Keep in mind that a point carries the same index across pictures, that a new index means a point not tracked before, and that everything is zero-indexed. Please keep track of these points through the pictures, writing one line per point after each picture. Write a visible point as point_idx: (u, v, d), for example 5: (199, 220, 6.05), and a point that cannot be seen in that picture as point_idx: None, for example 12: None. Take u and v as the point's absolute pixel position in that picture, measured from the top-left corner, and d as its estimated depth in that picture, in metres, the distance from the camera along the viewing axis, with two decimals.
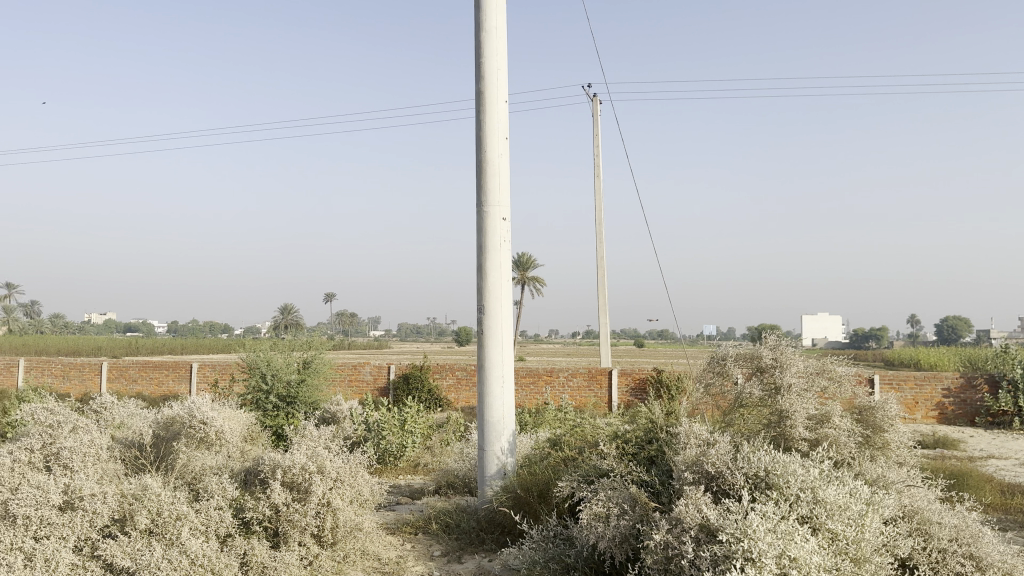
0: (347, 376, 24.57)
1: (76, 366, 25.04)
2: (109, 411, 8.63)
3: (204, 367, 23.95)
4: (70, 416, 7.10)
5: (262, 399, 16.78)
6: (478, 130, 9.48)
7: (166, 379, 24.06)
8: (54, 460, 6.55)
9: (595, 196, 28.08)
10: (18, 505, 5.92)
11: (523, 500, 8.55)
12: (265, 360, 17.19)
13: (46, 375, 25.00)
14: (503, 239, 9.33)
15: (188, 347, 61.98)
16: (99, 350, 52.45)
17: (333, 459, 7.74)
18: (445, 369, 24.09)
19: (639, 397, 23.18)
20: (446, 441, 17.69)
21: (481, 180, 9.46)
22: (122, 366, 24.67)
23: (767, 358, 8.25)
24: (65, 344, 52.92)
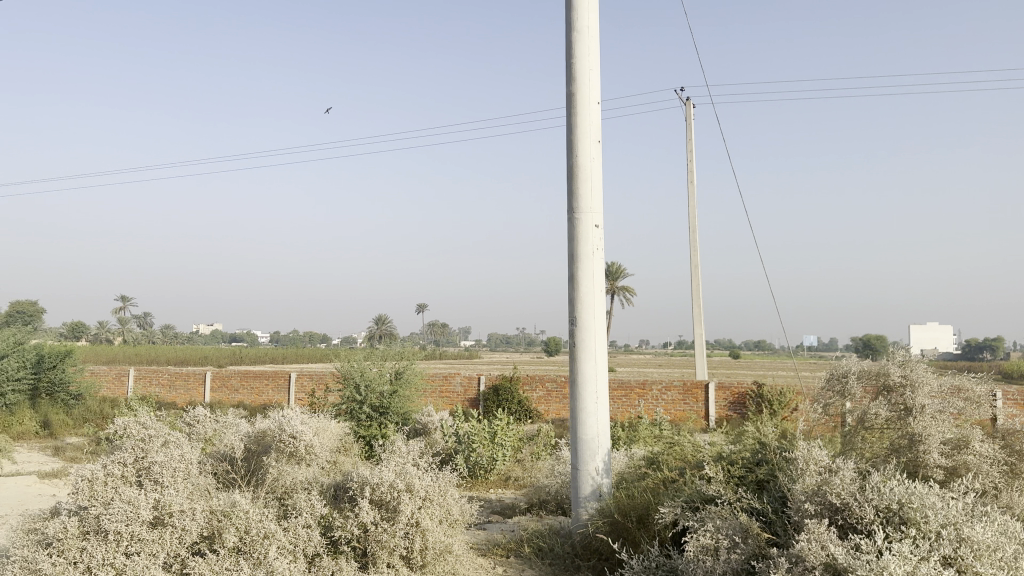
0: (438, 387, 24.55)
1: (182, 376, 26.01)
2: (202, 422, 8.64)
3: (301, 377, 24.43)
4: (162, 430, 7.05)
5: (355, 409, 16.85)
6: (569, 133, 9.06)
7: (266, 389, 24.67)
8: (146, 475, 6.50)
9: (689, 203, 27.20)
10: (110, 521, 5.84)
11: (622, 526, 8.05)
12: (359, 371, 17.32)
13: (155, 384, 26.06)
14: (595, 247, 8.85)
15: (286, 357, 63.90)
16: (206, 360, 55.06)
17: (423, 477, 7.44)
18: (535, 381, 23.73)
19: (739, 412, 22.15)
20: (538, 455, 17.28)
21: (572, 186, 9.02)
22: (225, 375, 25.46)
23: (895, 376, 7.50)
24: (175, 354, 55.71)
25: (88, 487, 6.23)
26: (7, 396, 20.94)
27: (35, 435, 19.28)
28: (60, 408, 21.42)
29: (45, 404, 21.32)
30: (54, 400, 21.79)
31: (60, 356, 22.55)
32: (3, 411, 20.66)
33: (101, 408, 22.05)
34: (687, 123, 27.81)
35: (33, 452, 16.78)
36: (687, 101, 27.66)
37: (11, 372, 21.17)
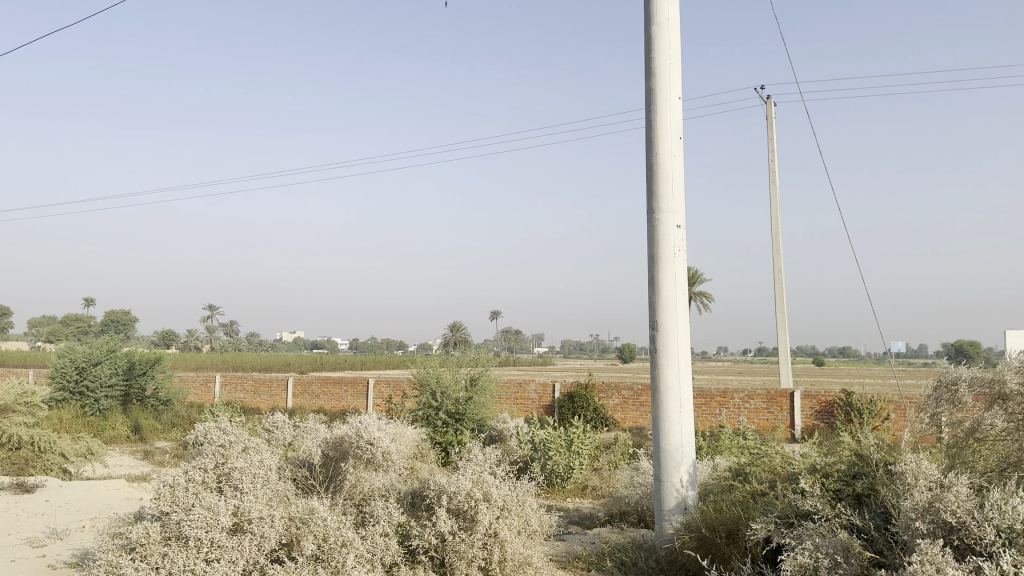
0: (513, 394, 24.38)
1: (265, 382, 26.68)
2: (280, 429, 8.66)
3: (379, 383, 24.70)
4: (241, 436, 7.04)
5: (432, 415, 16.86)
6: (648, 132, 8.73)
7: (345, 395, 25.05)
8: (226, 482, 6.50)
9: (771, 205, 26.31)
10: (191, 528, 5.84)
11: (710, 541, 7.67)
12: (435, 378, 17.33)
13: (240, 390, 26.79)
14: (677, 248, 8.48)
15: (366, 363, 64.95)
16: (288, 365, 56.71)
17: (502, 486, 7.22)
18: (611, 388, 23.31)
19: (827, 421, 21.21)
20: (616, 464, 16.88)
21: (652, 185, 8.69)
22: (305, 382, 25.97)
23: (1012, 384, 6.83)
24: (259, 360, 57.55)
25: (170, 493, 6.28)
26: (101, 401, 21.91)
27: (127, 439, 20.08)
28: (150, 413, 22.27)
29: (136, 409, 22.19)
30: (145, 406, 22.66)
31: (150, 363, 23.44)
32: (98, 415, 21.62)
33: (189, 413, 22.81)
34: (769, 122, 26.89)
35: (124, 455, 17.45)
36: (768, 99, 26.75)
37: (104, 379, 22.14)
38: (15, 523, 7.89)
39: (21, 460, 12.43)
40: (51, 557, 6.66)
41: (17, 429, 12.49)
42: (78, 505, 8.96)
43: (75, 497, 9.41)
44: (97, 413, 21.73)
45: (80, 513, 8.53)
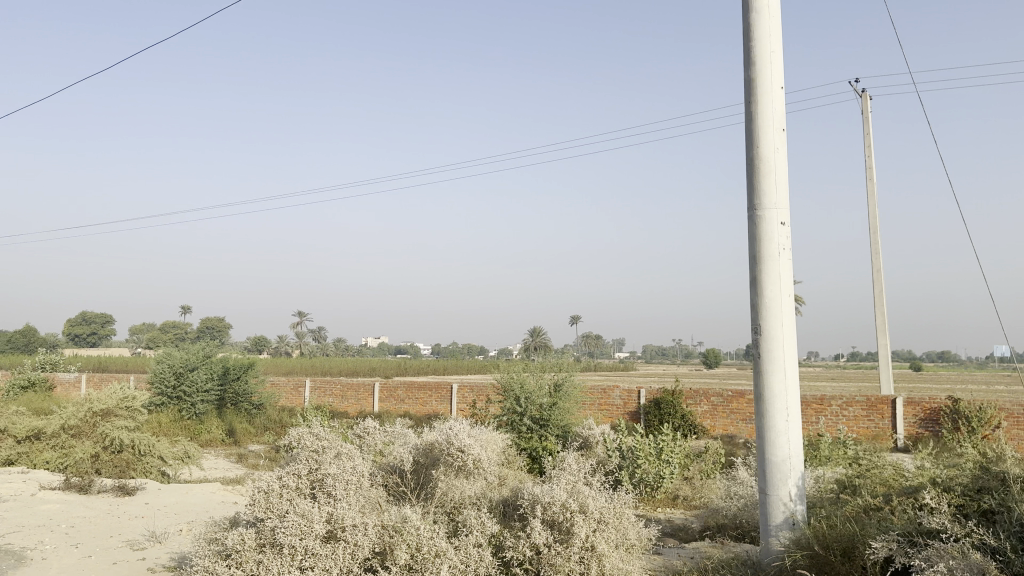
0: (597, 400, 23.93)
1: (352, 387, 27.07)
2: (371, 435, 8.53)
3: (463, 388, 24.68)
4: (334, 442, 6.93)
5: (516, 421, 16.66)
6: (747, 125, 8.23)
7: (429, 399, 25.16)
8: (319, 488, 6.38)
9: (868, 202, 25.00)
10: (285, 535, 5.74)
11: (824, 560, 7.16)
12: (519, 383, 17.11)
13: (328, 395, 27.28)
14: (781, 247, 7.94)
15: (448, 368, 65.35)
16: (373, 371, 57.74)
17: (599, 497, 6.87)
18: (699, 395, 22.56)
19: (932, 430, 19.89)
20: (707, 473, 16.22)
21: (754, 180, 8.17)
22: (391, 387, 26.19)
23: None
24: (346, 365, 58.88)
25: (265, 499, 6.22)
26: (197, 405, 22.65)
27: (223, 442, 20.67)
28: (244, 417, 22.89)
29: (231, 413, 22.86)
30: (239, 410, 23.32)
31: (244, 368, 24.11)
32: (195, 419, 22.36)
33: (280, 417, 23.34)
34: (864, 116, 25.61)
35: (219, 458, 17.94)
36: (864, 92, 25.45)
37: (201, 384, 22.89)
38: (117, 525, 8.05)
39: (123, 463, 12.85)
40: (149, 561, 6.72)
41: (119, 433, 12.92)
42: (175, 508, 9.10)
43: (172, 501, 9.58)
44: (193, 417, 22.48)
45: (177, 516, 8.65)
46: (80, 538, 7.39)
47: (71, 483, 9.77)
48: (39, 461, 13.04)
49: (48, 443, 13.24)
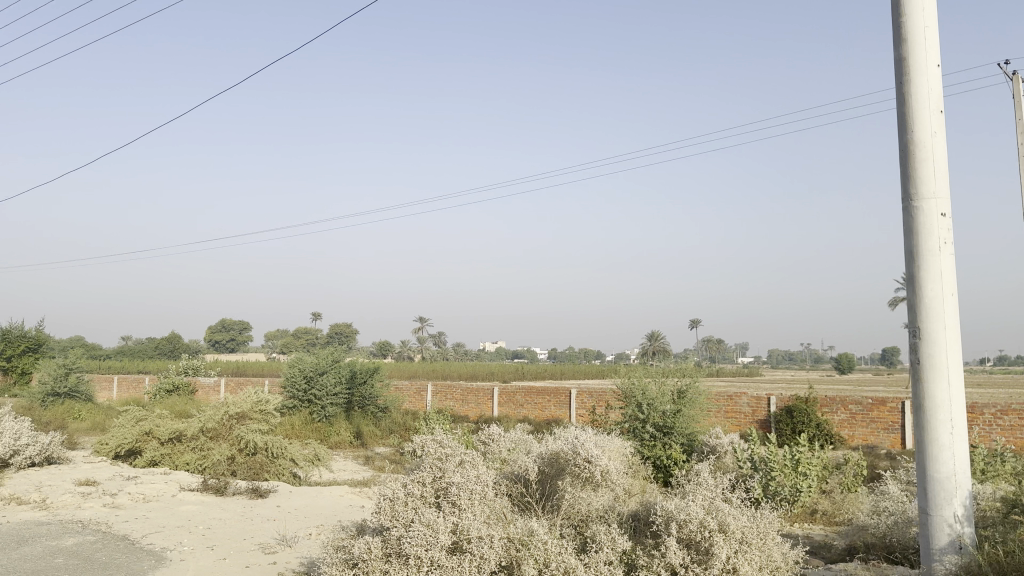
0: (723, 407, 22.92)
1: (472, 391, 27.21)
2: (497, 443, 8.28)
3: (582, 394, 24.28)
4: (458, 449, 6.59)
5: (638, 428, 16.07)
6: (900, 113, 7.00)
7: (548, 405, 24.92)
8: (444, 497, 6.06)
9: None
10: (412, 546, 5.50)
11: None
12: (641, 389, 16.54)
13: (449, 399, 27.53)
14: (943, 241, 6.78)
15: (566, 372, 64.96)
16: (492, 375, 58.26)
17: (741, 516, 6.32)
18: (836, 402, 21.14)
19: None
20: (848, 487, 15.06)
21: (907, 166, 6.99)
22: (510, 392, 26.15)
23: None
24: (467, 369, 59.69)
25: (391, 507, 6.01)
26: (327, 408, 23.40)
27: (350, 444, 21.26)
28: (370, 420, 23.43)
29: (357, 416, 23.46)
30: (365, 412, 23.90)
31: (369, 372, 24.73)
32: (324, 421, 23.10)
33: (404, 420, 23.73)
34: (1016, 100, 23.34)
35: (348, 460, 18.41)
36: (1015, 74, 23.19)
37: (329, 388, 23.65)
38: (250, 528, 8.22)
39: (257, 465, 13.31)
40: (280, 565, 6.76)
41: (253, 436, 13.42)
42: (304, 511, 9.24)
43: (301, 504, 9.75)
44: (323, 419, 23.23)
45: (306, 520, 8.76)
46: (215, 541, 7.57)
47: (208, 485, 10.13)
48: (181, 462, 13.73)
49: (188, 445, 13.93)
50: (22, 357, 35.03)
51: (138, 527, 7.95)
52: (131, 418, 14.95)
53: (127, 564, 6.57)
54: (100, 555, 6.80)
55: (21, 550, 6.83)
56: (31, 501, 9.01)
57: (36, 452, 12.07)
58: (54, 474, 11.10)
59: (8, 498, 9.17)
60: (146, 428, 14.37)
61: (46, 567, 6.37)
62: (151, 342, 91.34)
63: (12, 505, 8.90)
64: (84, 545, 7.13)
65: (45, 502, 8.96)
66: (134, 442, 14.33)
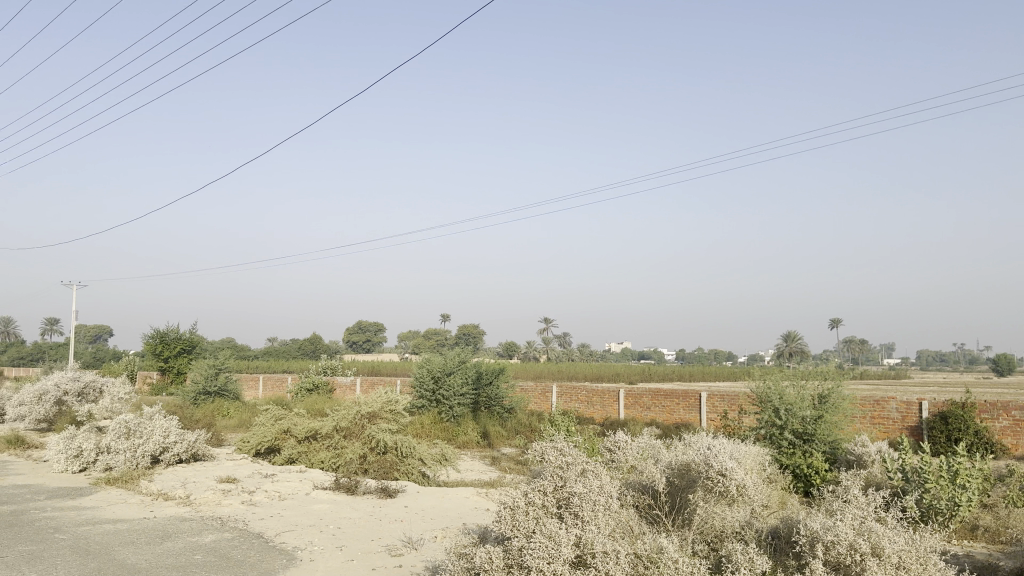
0: (869, 412, 21.37)
1: (597, 393, 26.80)
2: (625, 449, 7.93)
3: (712, 397, 23.36)
4: (580, 458, 6.24)
5: (776, 435, 15.17)
6: None
7: (677, 408, 24.20)
8: (567, 507, 5.71)
9: None
10: (532, 558, 5.23)
11: None
12: (778, 393, 15.62)
13: (575, 401, 27.25)
14: None
15: (695, 374, 63.11)
16: (619, 376, 57.42)
17: (898, 538, 5.68)
18: (998, 408, 19.17)
19: None
20: (1015, 502, 13.57)
21: None
22: (637, 395, 25.58)
23: None
24: (593, 370, 59.17)
25: (511, 515, 5.77)
26: (454, 408, 23.74)
27: (477, 444, 21.47)
28: (496, 420, 23.54)
29: (484, 416, 23.65)
30: (492, 413, 24.02)
31: (495, 373, 24.86)
32: (452, 421, 23.46)
33: (530, 420, 23.70)
34: None
35: (475, 460, 18.57)
36: None
37: (456, 388, 23.99)
38: (378, 528, 8.32)
39: (387, 465, 13.59)
40: (406, 568, 6.75)
41: (383, 435, 13.71)
42: (432, 513, 9.27)
43: (429, 504, 9.80)
44: (451, 419, 23.58)
45: (434, 521, 8.78)
46: (344, 541, 7.69)
47: (341, 484, 10.38)
48: (316, 460, 14.24)
49: (323, 443, 14.45)
50: (178, 358, 37.88)
51: (273, 525, 8.23)
52: (271, 417, 15.70)
53: (261, 562, 6.78)
54: (237, 552, 7.06)
55: (165, 544, 7.22)
56: (177, 497, 9.55)
57: (184, 449, 12.86)
58: (200, 471, 11.75)
59: (158, 494, 9.78)
60: (284, 427, 15.04)
61: (186, 563, 6.66)
62: (293, 343, 96.71)
63: (161, 501, 9.47)
64: (221, 542, 7.43)
65: (190, 498, 9.47)
66: (273, 440, 15.02)
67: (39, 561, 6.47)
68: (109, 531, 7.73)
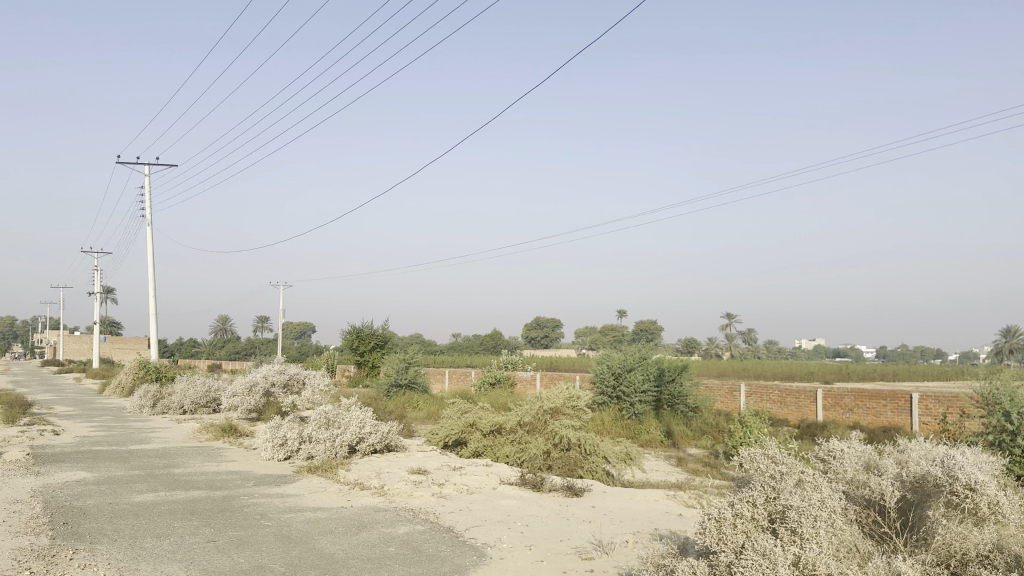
0: None
1: (792, 393, 25.04)
2: (842, 458, 7.06)
3: (926, 399, 21.27)
4: (796, 467, 5.53)
5: (1007, 442, 13.21)
6: None
7: (884, 410, 22.15)
8: (782, 522, 5.08)
9: None
10: None
11: None
12: (1010, 395, 13.60)
13: (766, 401, 25.61)
14: None
15: (900, 373, 57.67)
16: (812, 375, 53.58)
17: None
18: None
19: None
20: None
21: None
22: (837, 396, 23.58)
23: None
24: (783, 368, 55.74)
25: (717, 529, 5.24)
26: (636, 405, 23.12)
27: (662, 443, 20.78)
28: (681, 420, 22.65)
29: (668, 415, 22.84)
30: (675, 411, 23.17)
31: (679, 370, 23.92)
32: (634, 419, 22.87)
33: (717, 421, 22.57)
34: None
35: (660, 460, 17.88)
36: None
37: (638, 385, 23.34)
38: (566, 528, 8.04)
39: (571, 461, 13.32)
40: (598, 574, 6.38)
41: (566, 431, 13.48)
42: (621, 515, 8.85)
43: (617, 506, 9.39)
44: (633, 417, 23.00)
45: (624, 524, 8.34)
46: (532, 539, 7.48)
47: (526, 479, 10.25)
48: (501, 454, 14.28)
49: (508, 438, 14.49)
50: (372, 352, 40.17)
51: (462, 519, 8.21)
52: (457, 409, 16.00)
53: (452, 558, 6.68)
54: (427, 546, 7.05)
55: (361, 535, 7.36)
56: (372, 488, 9.85)
57: (378, 440, 13.35)
58: (392, 461, 12.13)
59: (353, 484, 10.15)
60: (471, 420, 15.30)
61: (380, 555, 6.71)
62: (475, 338, 99.86)
63: (357, 490, 9.81)
64: (413, 535, 7.47)
65: (383, 489, 9.73)
66: (460, 433, 15.32)
67: (246, 547, 6.79)
68: (309, 519, 8.04)
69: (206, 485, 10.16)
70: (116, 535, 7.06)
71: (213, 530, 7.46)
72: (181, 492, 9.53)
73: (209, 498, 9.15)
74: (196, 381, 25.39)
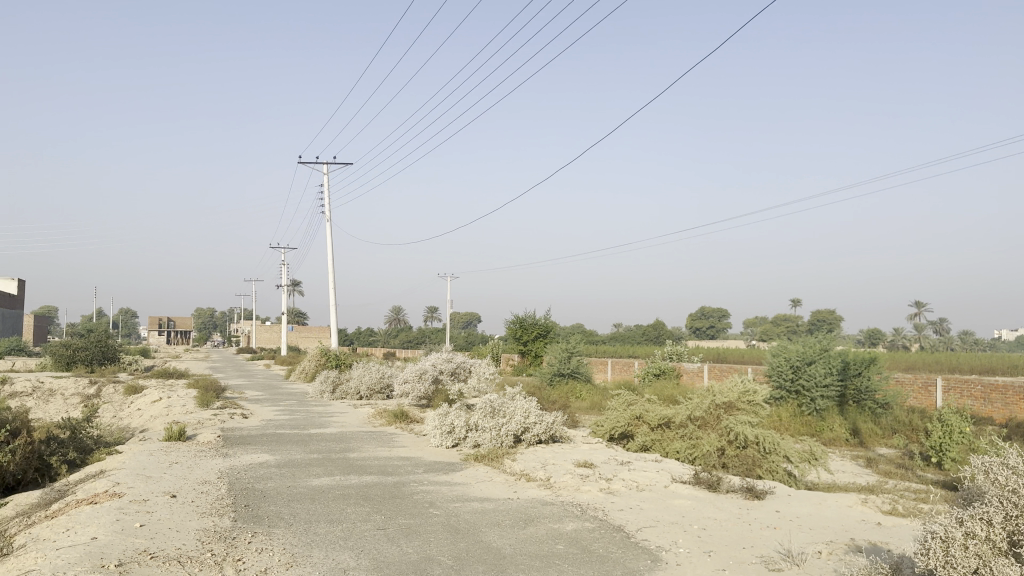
0: None
1: (999, 388, 22.28)
2: None
3: None
4: None
5: None
6: None
7: None
8: None
9: None
10: None
11: None
12: None
13: (967, 397, 22.93)
14: None
15: None
16: (1019, 368, 47.81)
17: None
18: None
19: None
20: None
21: None
22: None
23: None
24: (984, 361, 50.18)
25: (942, 549, 4.45)
26: (817, 401, 21.47)
27: (847, 442, 19.18)
28: (868, 417, 20.80)
29: (853, 411, 21.08)
30: (862, 408, 21.35)
31: (865, 363, 21.98)
32: (815, 415, 21.27)
33: (910, 418, 20.47)
34: None
35: (846, 461, 16.42)
36: None
37: (819, 378, 21.62)
38: (749, 535, 7.35)
39: (749, 460, 12.42)
40: None
41: (742, 428, 12.63)
42: (810, 522, 8.00)
43: (805, 511, 8.53)
44: (814, 413, 21.39)
45: (814, 533, 7.52)
46: (712, 545, 6.89)
47: (701, 478, 9.59)
48: (671, 449, 13.63)
49: (678, 432, 13.78)
50: (536, 341, 40.39)
51: (633, 519, 7.75)
52: (624, 402, 15.47)
53: (624, 561, 6.26)
54: (598, 546, 6.67)
55: (528, 530, 7.10)
56: (538, 480, 9.62)
57: (543, 431, 13.14)
58: (558, 453, 11.85)
59: (520, 475, 9.98)
60: (637, 413, 14.74)
61: (547, 552, 6.40)
62: (638, 328, 98.42)
63: (523, 482, 9.61)
64: (583, 533, 7.12)
65: (550, 481, 9.47)
66: (627, 425, 14.79)
67: (415, 537, 6.72)
68: (476, 510, 7.91)
69: (380, 471, 10.39)
70: (292, 520, 7.24)
71: (384, 517, 7.50)
72: (355, 477, 9.80)
73: (382, 484, 9.32)
74: (372, 368, 26.60)
